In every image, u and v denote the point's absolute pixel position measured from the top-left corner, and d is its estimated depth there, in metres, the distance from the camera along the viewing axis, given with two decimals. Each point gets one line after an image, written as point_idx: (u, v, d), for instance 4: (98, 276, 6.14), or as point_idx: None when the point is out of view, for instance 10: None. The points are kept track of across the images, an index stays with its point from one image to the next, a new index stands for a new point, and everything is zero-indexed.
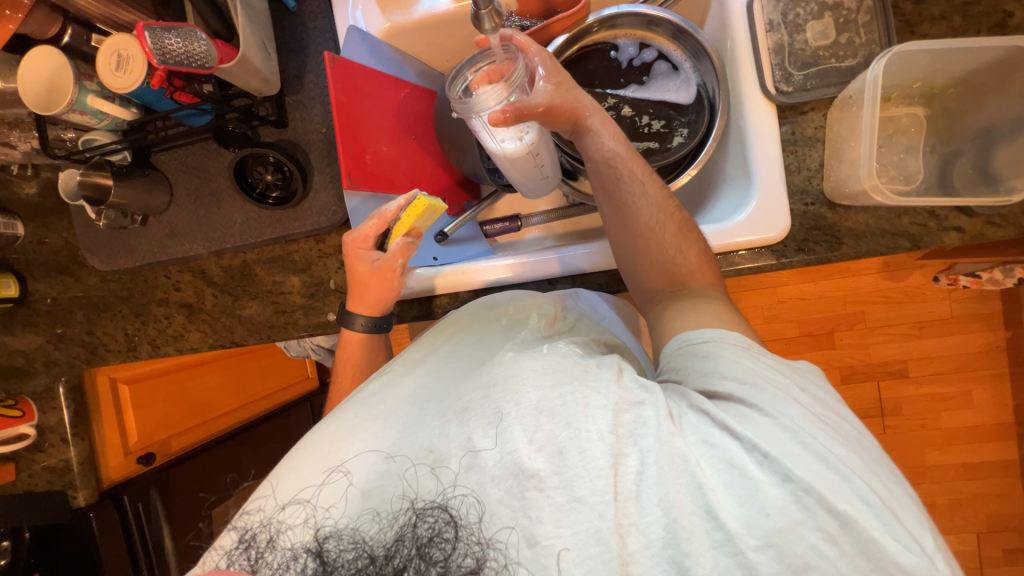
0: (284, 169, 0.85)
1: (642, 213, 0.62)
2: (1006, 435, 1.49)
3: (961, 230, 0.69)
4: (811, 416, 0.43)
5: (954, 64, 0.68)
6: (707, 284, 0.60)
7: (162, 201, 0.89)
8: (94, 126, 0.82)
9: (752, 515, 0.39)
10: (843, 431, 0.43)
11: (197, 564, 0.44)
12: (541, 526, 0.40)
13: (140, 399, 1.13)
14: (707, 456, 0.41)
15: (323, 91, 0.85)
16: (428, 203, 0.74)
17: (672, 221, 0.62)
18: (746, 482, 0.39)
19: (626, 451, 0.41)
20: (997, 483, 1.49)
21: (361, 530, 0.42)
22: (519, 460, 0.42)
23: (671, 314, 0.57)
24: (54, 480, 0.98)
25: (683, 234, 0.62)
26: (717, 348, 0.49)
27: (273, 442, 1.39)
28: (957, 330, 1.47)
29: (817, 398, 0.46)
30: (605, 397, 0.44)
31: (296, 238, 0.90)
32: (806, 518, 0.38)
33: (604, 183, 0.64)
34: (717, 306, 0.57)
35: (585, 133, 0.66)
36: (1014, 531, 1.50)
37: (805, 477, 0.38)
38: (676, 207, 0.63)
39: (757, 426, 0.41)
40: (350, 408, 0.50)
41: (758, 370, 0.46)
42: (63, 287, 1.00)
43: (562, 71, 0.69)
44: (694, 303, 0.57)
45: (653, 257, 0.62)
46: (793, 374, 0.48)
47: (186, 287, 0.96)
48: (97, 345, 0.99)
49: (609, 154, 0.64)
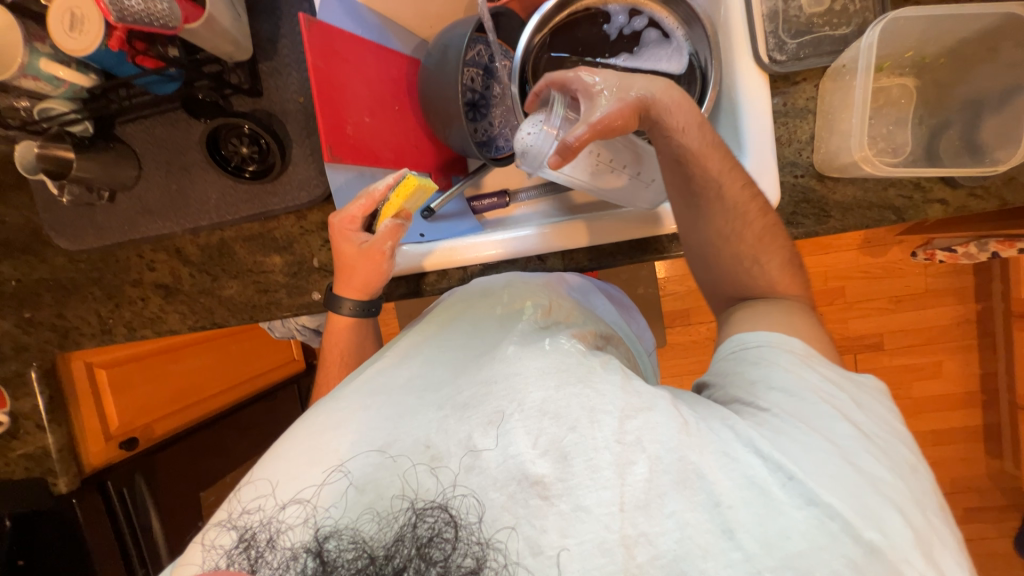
0: (260, 141, 0.81)
1: (716, 220, 0.59)
2: (973, 403, 1.56)
3: (945, 203, 0.70)
4: (858, 436, 0.42)
5: (946, 33, 0.68)
6: (744, 257, 0.59)
7: (130, 174, 0.85)
8: (49, 94, 0.75)
9: (772, 536, 0.37)
10: (893, 454, 0.42)
11: (196, 564, 0.43)
12: (546, 535, 0.39)
13: (120, 383, 1.09)
14: (726, 466, 0.40)
15: (299, 57, 0.80)
16: (418, 184, 0.71)
17: (751, 230, 0.59)
18: (767, 502, 0.38)
19: (634, 458, 0.41)
20: (961, 447, 1.58)
21: (361, 530, 0.41)
22: (524, 465, 0.41)
23: (744, 316, 0.56)
24: (31, 467, 0.96)
25: (762, 241, 0.59)
26: (776, 355, 0.48)
27: (262, 424, 1.38)
28: (932, 303, 1.51)
29: (873, 419, 0.44)
30: (612, 403, 0.43)
31: (276, 214, 0.86)
32: (830, 543, 0.37)
33: (684, 193, 0.60)
34: (801, 317, 0.54)
35: (655, 126, 0.59)
36: (977, 491, 1.59)
37: (831, 502, 0.38)
38: (756, 211, 0.59)
39: (789, 442, 0.41)
40: (342, 397, 0.50)
41: (807, 383, 0.45)
42: (29, 268, 0.96)
43: (602, 75, 0.62)
44: (781, 310, 0.55)
45: (728, 270, 0.60)
46: (852, 388, 0.46)
47: (161, 266, 0.93)
48: (71, 328, 0.96)
49: (684, 151, 0.58)
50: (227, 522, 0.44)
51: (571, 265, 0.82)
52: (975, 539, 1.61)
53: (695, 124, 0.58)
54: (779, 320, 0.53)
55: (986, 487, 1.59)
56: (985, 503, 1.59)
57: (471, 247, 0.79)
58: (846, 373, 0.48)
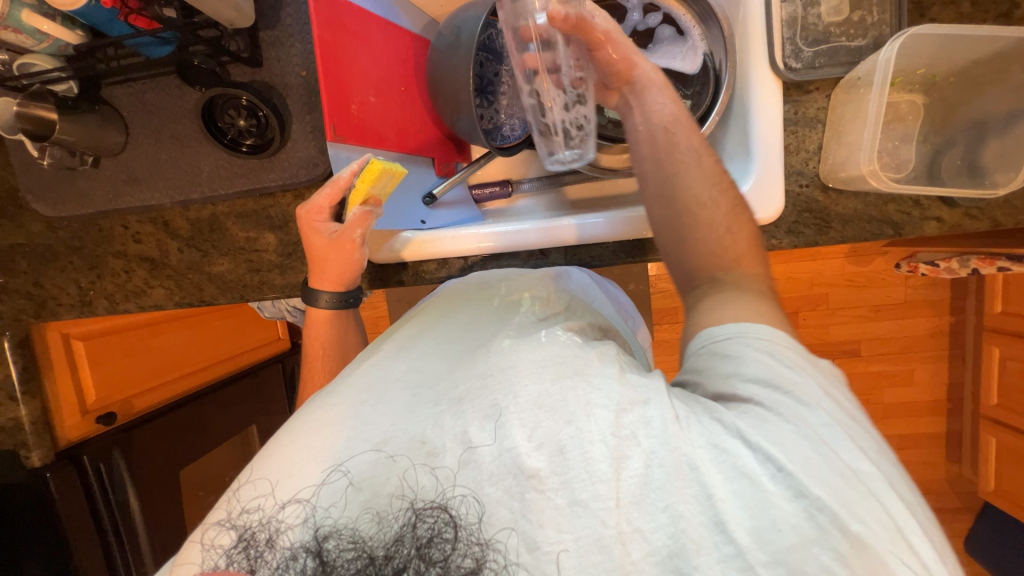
0: (259, 114, 0.77)
1: (693, 187, 0.55)
2: (938, 410, 1.64)
3: (941, 221, 0.72)
4: (836, 422, 0.40)
5: (957, 52, 0.69)
6: (704, 241, 0.54)
7: (117, 141, 0.80)
8: (31, 48, 0.71)
9: (763, 529, 0.37)
10: (865, 441, 0.41)
11: (197, 565, 0.43)
12: (542, 530, 0.40)
13: (100, 356, 1.05)
14: (716, 459, 0.39)
15: (303, 28, 0.77)
16: (383, 168, 0.69)
17: (724, 197, 0.55)
18: (757, 493, 0.38)
19: (629, 453, 0.40)
20: (925, 452, 1.66)
21: (360, 530, 0.41)
22: (519, 459, 0.41)
23: (711, 303, 0.50)
24: (4, 440, 0.92)
25: (726, 214, 0.54)
26: (746, 348, 0.44)
27: (245, 402, 1.35)
28: (908, 314, 1.56)
29: (841, 404, 0.43)
30: (607, 396, 0.43)
31: (272, 191, 0.83)
32: (820, 536, 0.36)
33: (656, 150, 0.58)
34: (771, 300, 0.50)
35: (644, 91, 0.62)
36: (935, 494, 1.68)
37: (819, 495, 0.37)
38: (729, 185, 0.56)
39: (775, 432, 0.39)
40: (338, 393, 0.49)
41: (779, 372, 0.42)
42: (3, 233, 0.91)
43: None
44: (743, 290, 0.50)
45: (698, 237, 0.54)
46: (818, 372, 0.44)
47: (147, 238, 0.89)
48: (48, 298, 0.92)
49: (668, 119, 0.59)
50: (227, 522, 0.44)
51: (574, 261, 0.80)
52: None
53: (674, 101, 0.61)
54: (747, 305, 0.48)
55: (943, 490, 1.67)
56: (940, 504, 1.68)
57: (457, 237, 0.79)
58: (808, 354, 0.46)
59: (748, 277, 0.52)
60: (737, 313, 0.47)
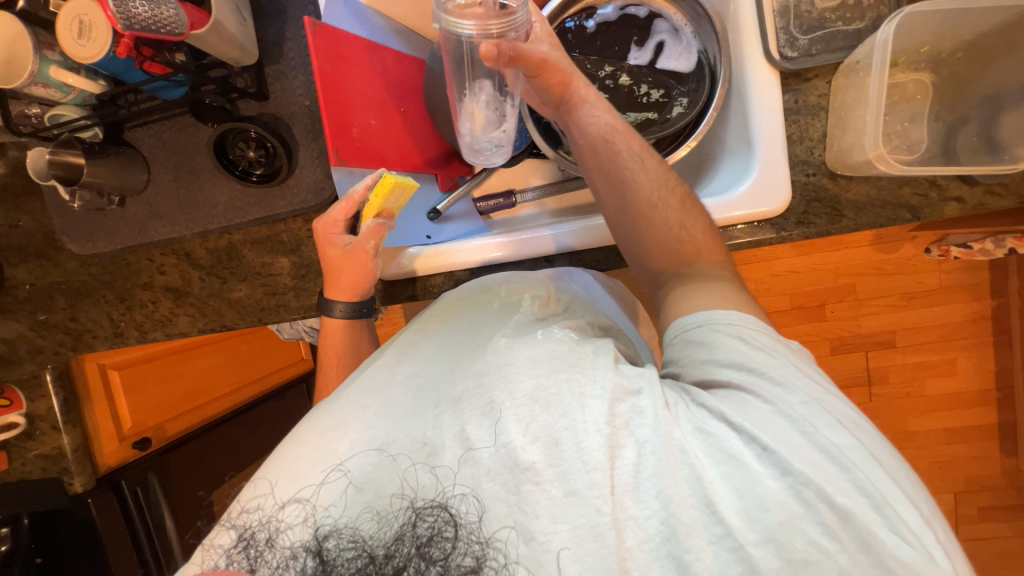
0: (267, 145, 0.80)
1: (643, 189, 0.57)
2: (987, 401, 1.54)
3: (962, 201, 0.69)
4: (813, 400, 0.42)
5: (963, 27, 0.67)
6: (676, 227, 0.57)
7: (140, 179, 0.85)
8: (60, 100, 0.78)
9: (752, 509, 0.38)
10: (845, 417, 0.43)
11: (199, 562, 0.44)
12: (537, 521, 0.40)
13: (133, 385, 1.10)
14: (703, 444, 0.41)
15: (305, 60, 0.80)
16: (396, 181, 0.70)
17: (673, 197, 0.58)
18: (743, 473, 0.39)
19: (623, 442, 0.41)
20: (976, 446, 1.56)
21: (360, 529, 0.42)
22: (514, 452, 0.42)
23: (678, 294, 0.54)
24: (48, 467, 0.96)
25: (682, 217, 0.57)
26: (715, 333, 0.48)
27: (270, 423, 1.39)
28: (945, 300, 1.48)
29: (814, 379, 0.45)
30: (601, 386, 0.44)
31: (283, 217, 0.87)
32: (806, 512, 0.37)
33: (600, 161, 0.59)
34: (734, 285, 0.54)
35: (577, 107, 0.62)
36: (992, 491, 1.57)
37: (803, 470, 0.38)
38: (676, 181, 0.59)
39: (757, 412, 0.41)
40: (341, 399, 0.51)
41: (751, 364, 0.45)
42: (42, 272, 0.97)
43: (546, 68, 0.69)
44: (701, 279, 0.55)
45: (656, 236, 0.57)
46: (790, 354, 0.47)
47: (171, 270, 0.94)
48: (83, 331, 0.97)
49: (605, 129, 0.60)
50: (228, 523, 0.45)
51: (580, 265, 0.80)
52: (990, 539, 1.58)
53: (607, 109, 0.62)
54: (720, 296, 0.52)
55: (1001, 487, 1.56)
56: (999, 502, 1.56)
57: (464, 248, 0.80)
58: (778, 337, 0.49)
59: (710, 267, 0.56)
60: (703, 300, 0.52)
